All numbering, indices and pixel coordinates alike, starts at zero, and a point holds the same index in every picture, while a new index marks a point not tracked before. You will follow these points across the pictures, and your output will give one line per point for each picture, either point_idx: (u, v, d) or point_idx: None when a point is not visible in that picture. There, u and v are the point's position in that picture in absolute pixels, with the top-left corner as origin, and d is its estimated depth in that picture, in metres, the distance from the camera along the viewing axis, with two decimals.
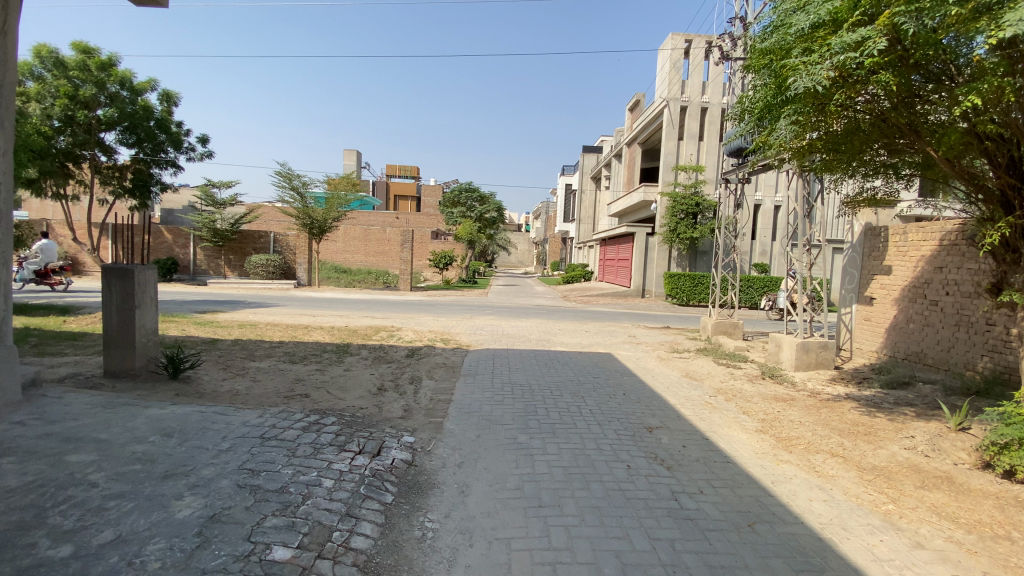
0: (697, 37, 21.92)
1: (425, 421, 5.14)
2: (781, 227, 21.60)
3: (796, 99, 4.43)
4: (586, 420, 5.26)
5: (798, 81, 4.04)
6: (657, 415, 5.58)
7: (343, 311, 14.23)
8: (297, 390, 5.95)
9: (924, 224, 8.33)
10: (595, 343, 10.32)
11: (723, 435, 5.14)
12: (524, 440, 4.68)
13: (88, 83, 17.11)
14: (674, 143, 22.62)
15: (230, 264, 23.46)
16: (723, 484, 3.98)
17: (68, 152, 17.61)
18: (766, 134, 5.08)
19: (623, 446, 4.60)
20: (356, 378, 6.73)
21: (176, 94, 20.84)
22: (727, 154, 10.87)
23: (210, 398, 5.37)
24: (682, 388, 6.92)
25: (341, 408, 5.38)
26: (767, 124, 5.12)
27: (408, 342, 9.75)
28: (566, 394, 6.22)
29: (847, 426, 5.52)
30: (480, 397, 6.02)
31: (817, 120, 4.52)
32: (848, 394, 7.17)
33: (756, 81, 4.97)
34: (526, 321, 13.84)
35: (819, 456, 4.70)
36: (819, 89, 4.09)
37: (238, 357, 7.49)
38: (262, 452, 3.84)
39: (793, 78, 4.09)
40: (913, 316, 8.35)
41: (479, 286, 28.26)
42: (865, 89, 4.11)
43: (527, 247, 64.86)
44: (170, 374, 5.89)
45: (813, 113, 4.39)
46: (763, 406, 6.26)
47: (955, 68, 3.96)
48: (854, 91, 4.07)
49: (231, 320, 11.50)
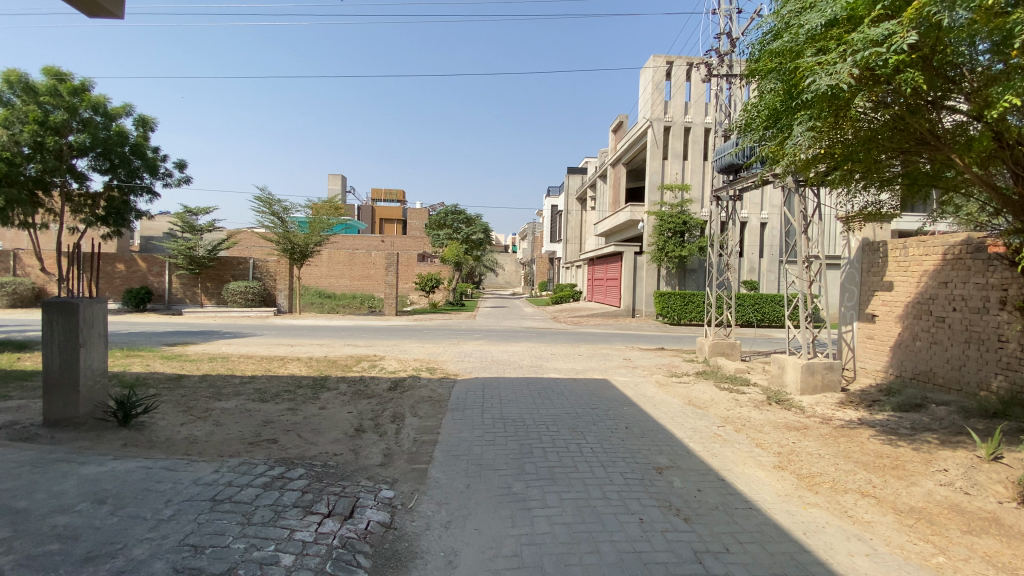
0: (679, 58, 22.14)
1: (407, 469, 4.56)
2: (769, 244, 21.50)
3: (810, 103, 4.15)
4: (589, 461, 4.74)
5: (817, 81, 3.71)
6: (665, 453, 5.08)
7: (325, 339, 13.59)
8: (263, 434, 5.32)
9: (925, 237, 8.07)
10: (589, 369, 9.83)
11: (740, 475, 4.63)
12: (520, 490, 4.12)
13: (59, 109, 16.60)
14: (659, 162, 22.55)
15: (207, 292, 22.60)
16: (751, 538, 3.47)
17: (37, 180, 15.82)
18: (777, 143, 4.72)
19: (632, 494, 4.07)
20: (331, 418, 6.11)
21: (153, 119, 20.40)
22: (718, 170, 10.59)
23: (161, 449, 4.72)
24: (687, 419, 6.41)
25: (312, 456, 4.77)
26: (775, 133, 4.80)
27: (391, 372, 9.14)
28: (562, 430, 5.70)
29: (871, 459, 5.04)
30: (469, 437, 5.44)
31: (833, 124, 4.19)
32: (861, 419, 6.72)
33: (763, 87, 4.67)
34: (516, 345, 13.30)
35: (849, 498, 4.20)
36: (839, 89, 3.77)
37: (203, 397, 6.82)
38: (210, 521, 3.23)
39: (811, 78, 3.76)
40: (919, 333, 8.01)
41: (467, 309, 27.71)
42: (883, 90, 3.85)
43: (514, 267, 64.74)
44: (120, 421, 5.25)
45: (831, 117, 4.07)
46: (776, 437, 5.77)
47: (960, 76, 3.88)
48: (877, 92, 3.80)
49: (202, 352, 10.79)
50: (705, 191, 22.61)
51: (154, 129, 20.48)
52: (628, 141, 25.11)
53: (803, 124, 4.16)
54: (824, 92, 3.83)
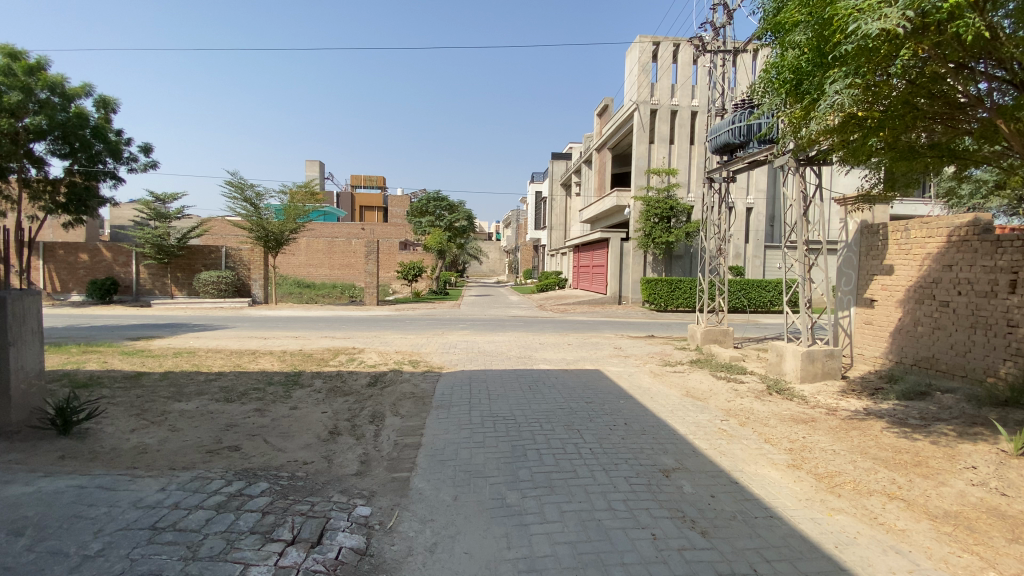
0: (666, 39, 21.63)
1: (387, 479, 4.05)
2: (755, 229, 21.32)
3: (845, 59, 3.73)
4: (589, 465, 4.29)
5: (864, 24, 3.25)
6: (670, 452, 4.65)
7: (301, 331, 12.90)
8: (224, 441, 4.75)
9: (928, 218, 7.78)
10: (580, 359, 9.38)
11: (753, 476, 4.24)
12: (514, 502, 3.65)
13: (13, 90, 15.70)
14: (646, 146, 22.03)
15: (177, 282, 21.53)
16: (780, 556, 3.05)
17: None
18: (799, 108, 4.28)
19: (640, 503, 3.64)
20: (303, 419, 5.55)
21: (116, 100, 19.23)
22: (712, 150, 10.08)
23: (103, 462, 4.12)
24: (687, 412, 6.00)
25: (278, 466, 4.23)
26: (799, 95, 4.36)
27: (370, 366, 8.59)
28: (557, 428, 5.22)
29: (889, 455, 4.70)
30: (456, 438, 4.95)
31: (871, 84, 3.79)
32: (867, 409, 6.41)
33: (789, 41, 4.20)
34: (503, 336, 12.78)
35: (875, 501, 3.85)
36: (888, 34, 3.35)
37: (160, 398, 6.16)
38: (146, 558, 2.69)
39: (856, 22, 3.29)
40: (921, 317, 7.73)
41: (451, 298, 27.12)
42: (934, 39, 3.46)
43: (498, 255, 64.27)
44: (59, 430, 4.62)
45: (872, 71, 3.66)
46: (784, 432, 5.39)
47: (998, 32, 3.58)
48: (926, 40, 3.43)
49: (166, 348, 10.07)
50: (691, 176, 22.26)
51: (116, 111, 19.25)
52: (613, 125, 24.54)
53: (840, 81, 3.70)
54: (867, 38, 3.43)
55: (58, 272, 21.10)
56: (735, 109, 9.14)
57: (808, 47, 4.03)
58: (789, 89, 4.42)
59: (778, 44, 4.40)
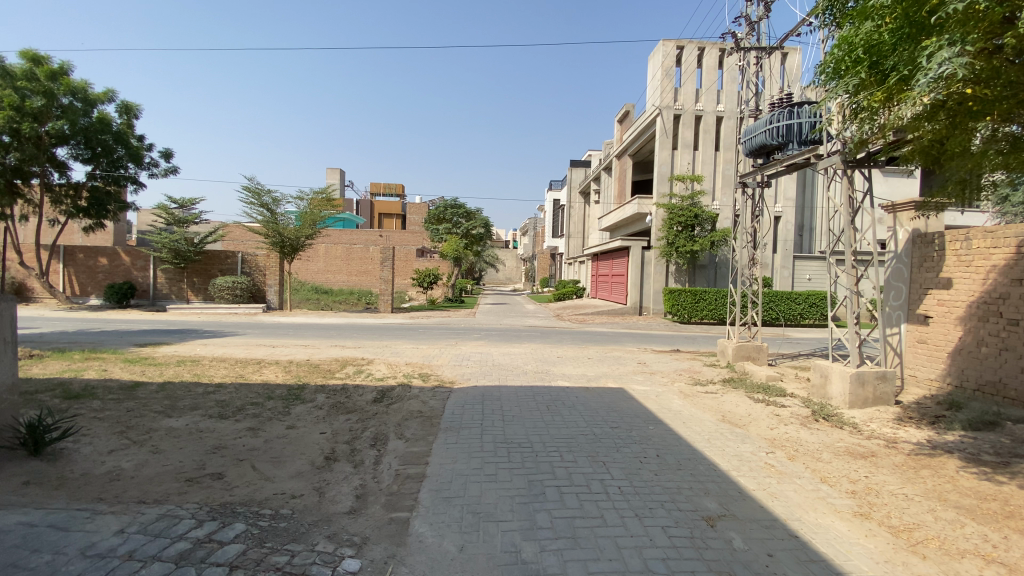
0: (690, 43, 21.00)
1: (383, 521, 3.49)
2: (784, 238, 20.40)
3: (950, 22, 3.24)
4: (619, 509, 3.67)
5: None
6: (714, 496, 3.98)
7: (311, 339, 12.49)
8: (208, 467, 4.26)
9: (992, 227, 7.00)
10: (602, 375, 8.73)
11: (814, 528, 3.57)
12: (531, 558, 3.05)
13: (37, 95, 15.89)
14: (668, 152, 21.30)
15: (193, 287, 21.44)
16: None
17: (17, 169, 16.33)
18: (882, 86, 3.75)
19: (683, 563, 3.01)
20: (299, 441, 5.03)
21: (138, 105, 19.36)
22: (747, 153, 9.34)
23: (67, 491, 3.65)
24: (727, 442, 5.32)
25: (262, 500, 3.70)
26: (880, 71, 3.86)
27: (378, 379, 8.08)
28: (581, 460, 4.61)
29: (973, 503, 3.98)
30: (464, 469, 4.38)
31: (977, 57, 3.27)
32: (931, 441, 5.65)
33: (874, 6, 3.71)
34: (519, 347, 12.22)
35: (969, 566, 3.14)
36: None
37: (151, 413, 5.74)
38: None
39: None
40: (985, 337, 6.93)
41: (467, 306, 26.78)
42: None
43: (515, 263, 63.97)
44: (30, 451, 4.22)
45: (980, 39, 3.15)
46: (843, 469, 4.69)
47: None
48: None
49: (171, 355, 9.73)
50: (716, 183, 21.46)
51: (138, 116, 19.39)
52: (635, 131, 23.89)
53: (944, 47, 3.18)
54: None
55: (78, 276, 21.24)
56: (773, 109, 8.48)
57: (894, 13, 3.58)
58: (866, 69, 3.96)
59: (854, 14, 3.94)
